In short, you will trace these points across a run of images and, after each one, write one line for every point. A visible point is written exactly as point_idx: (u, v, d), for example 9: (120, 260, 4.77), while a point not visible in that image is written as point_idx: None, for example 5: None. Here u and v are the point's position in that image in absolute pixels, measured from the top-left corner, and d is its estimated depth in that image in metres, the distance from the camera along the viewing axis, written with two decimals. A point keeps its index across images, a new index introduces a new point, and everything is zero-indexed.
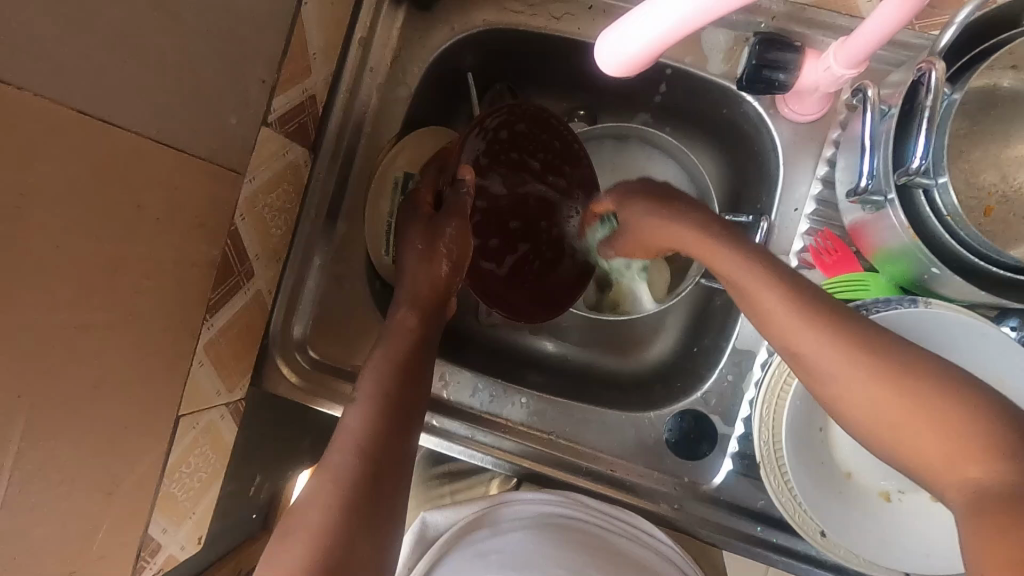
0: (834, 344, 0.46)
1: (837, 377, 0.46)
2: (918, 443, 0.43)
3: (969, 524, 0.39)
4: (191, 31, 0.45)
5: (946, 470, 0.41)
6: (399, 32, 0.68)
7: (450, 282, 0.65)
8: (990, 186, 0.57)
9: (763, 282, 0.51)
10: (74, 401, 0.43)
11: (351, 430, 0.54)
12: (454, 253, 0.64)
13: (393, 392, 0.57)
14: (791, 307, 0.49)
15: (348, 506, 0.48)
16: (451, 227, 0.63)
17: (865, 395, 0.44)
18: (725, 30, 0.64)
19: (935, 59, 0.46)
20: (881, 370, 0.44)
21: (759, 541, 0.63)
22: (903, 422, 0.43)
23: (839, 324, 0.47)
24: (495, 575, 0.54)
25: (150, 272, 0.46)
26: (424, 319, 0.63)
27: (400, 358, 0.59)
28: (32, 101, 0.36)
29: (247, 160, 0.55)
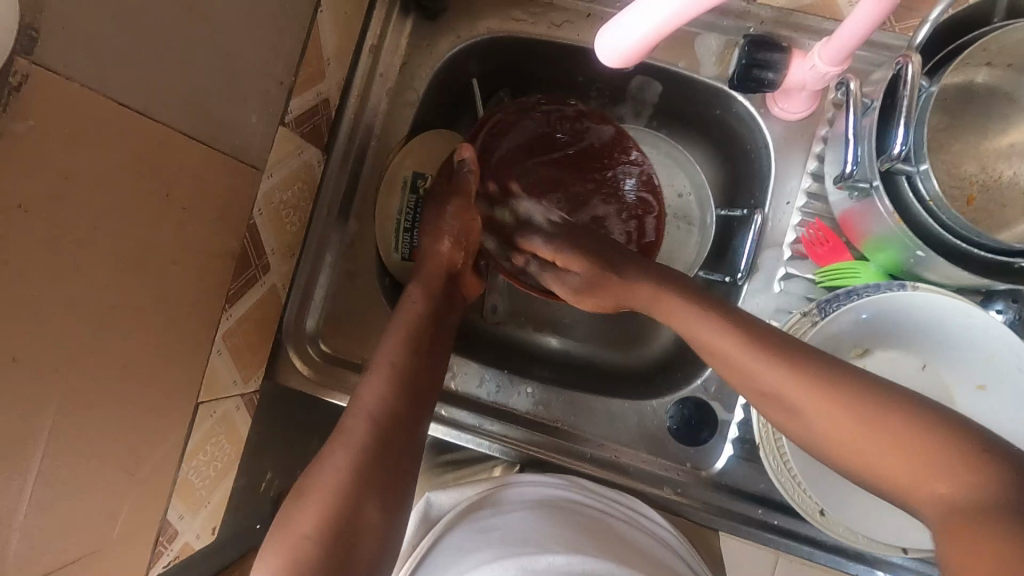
0: (782, 372, 0.50)
1: (791, 405, 0.50)
2: (881, 464, 0.45)
3: (944, 540, 0.40)
4: (216, 33, 0.49)
5: (909, 482, 0.43)
6: (407, 40, 0.72)
7: (460, 259, 0.69)
8: (971, 176, 0.60)
9: (709, 327, 0.56)
10: (104, 379, 0.45)
11: (366, 397, 0.57)
12: (458, 229, 0.69)
13: (400, 361, 0.59)
14: (740, 346, 0.53)
15: (357, 470, 0.51)
16: (453, 204, 0.68)
17: (828, 422, 0.47)
18: (717, 35, 0.68)
19: (912, 53, 0.49)
20: (827, 394, 0.48)
21: (760, 523, 0.65)
22: (862, 447, 0.46)
23: (791, 355, 0.51)
24: (497, 545, 0.54)
25: (176, 257, 0.49)
26: (435, 292, 0.66)
27: (410, 326, 0.62)
28: (80, 92, 0.39)
29: (266, 157, 0.58)
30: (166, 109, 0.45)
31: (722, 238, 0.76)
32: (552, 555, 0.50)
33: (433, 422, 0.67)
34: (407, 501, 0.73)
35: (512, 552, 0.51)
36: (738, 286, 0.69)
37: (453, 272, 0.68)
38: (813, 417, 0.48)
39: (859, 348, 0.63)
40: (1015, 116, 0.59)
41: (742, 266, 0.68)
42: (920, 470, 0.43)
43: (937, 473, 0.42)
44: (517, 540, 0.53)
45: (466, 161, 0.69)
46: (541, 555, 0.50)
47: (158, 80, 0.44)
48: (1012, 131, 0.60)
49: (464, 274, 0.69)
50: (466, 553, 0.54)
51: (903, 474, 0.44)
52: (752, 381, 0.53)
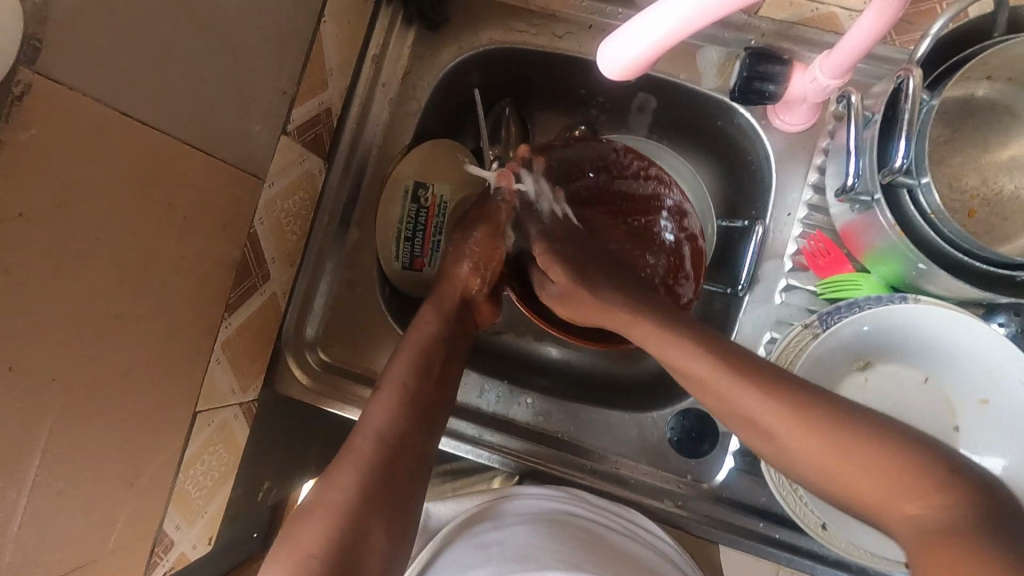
0: (770, 403, 0.49)
1: (773, 434, 0.49)
2: (850, 483, 0.45)
3: (912, 559, 0.41)
4: (219, 44, 0.49)
5: (885, 508, 0.43)
6: (409, 50, 0.73)
7: (477, 285, 0.67)
8: (972, 189, 0.60)
9: (688, 353, 0.55)
10: (102, 389, 0.45)
11: (374, 417, 0.56)
12: (478, 255, 0.67)
13: (411, 381, 0.59)
14: (719, 374, 0.52)
15: (366, 488, 0.51)
16: (479, 232, 0.67)
17: (805, 447, 0.47)
18: (717, 48, 0.68)
19: (913, 67, 0.49)
20: (801, 416, 0.48)
21: (762, 536, 0.65)
22: (844, 470, 0.45)
23: (772, 384, 0.50)
24: (504, 561, 0.53)
25: (176, 266, 0.49)
26: (449, 314, 0.65)
27: (423, 347, 0.62)
28: (82, 101, 0.39)
29: (268, 166, 0.58)
30: (170, 118, 0.45)
31: (722, 249, 0.76)
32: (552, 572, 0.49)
33: None
34: None
35: (512, 569, 0.51)
36: (739, 297, 0.69)
37: (467, 301, 0.67)
38: (793, 449, 0.48)
39: (861, 361, 0.63)
40: (1016, 130, 0.59)
41: (743, 277, 0.68)
42: (897, 491, 0.43)
43: (907, 492, 0.42)
44: (517, 556, 0.53)
45: (503, 188, 0.67)
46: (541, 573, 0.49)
47: (161, 90, 0.44)
48: (1013, 145, 0.60)
49: (478, 302, 0.68)
50: (464, 570, 0.53)
51: (882, 493, 0.44)
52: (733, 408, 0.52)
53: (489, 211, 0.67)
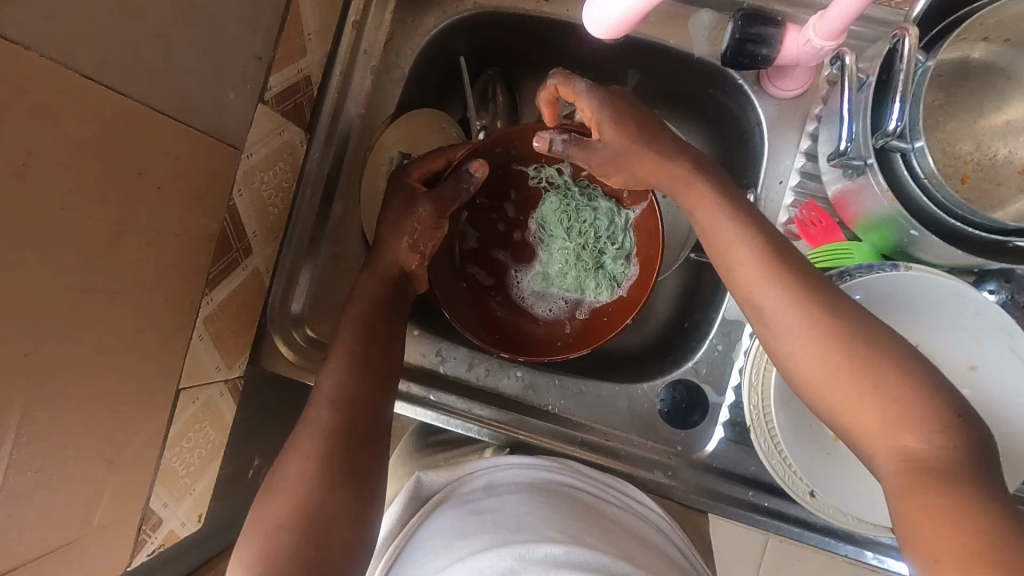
0: (797, 303, 0.48)
1: (795, 327, 0.48)
2: (856, 414, 0.46)
3: (901, 497, 0.42)
4: (188, 7, 0.47)
5: (881, 438, 0.44)
6: (391, 15, 0.69)
7: (415, 263, 0.64)
8: (966, 154, 0.59)
9: (738, 236, 0.52)
10: (80, 367, 0.44)
11: (327, 388, 0.55)
12: (417, 232, 0.63)
13: (361, 349, 0.58)
14: (763, 264, 0.50)
15: (326, 463, 0.50)
16: (425, 209, 0.63)
17: (818, 356, 0.47)
18: (709, 10, 0.67)
19: (909, 26, 0.48)
20: (835, 336, 0.47)
21: (750, 505, 0.65)
22: (845, 398, 0.46)
23: (804, 282, 0.49)
24: (488, 531, 0.52)
25: (152, 238, 0.47)
26: (390, 287, 0.63)
27: (362, 317, 0.60)
28: (41, 63, 0.37)
29: (245, 136, 0.56)
30: (134, 82, 0.43)
31: None
32: (548, 545, 0.49)
33: (420, 407, 0.67)
34: (394, 481, 0.72)
35: (507, 540, 0.50)
36: None
37: (405, 275, 0.64)
38: (805, 354, 0.48)
39: None
40: (1012, 93, 0.58)
41: None
42: (904, 423, 0.44)
43: (911, 425, 0.43)
44: (512, 525, 0.52)
45: (476, 178, 0.63)
46: (537, 546, 0.49)
47: (125, 54, 0.42)
48: (1010, 108, 0.58)
49: (416, 277, 0.65)
50: (457, 537, 0.53)
51: (888, 424, 0.44)
52: (756, 301, 0.50)
53: (443, 189, 0.63)
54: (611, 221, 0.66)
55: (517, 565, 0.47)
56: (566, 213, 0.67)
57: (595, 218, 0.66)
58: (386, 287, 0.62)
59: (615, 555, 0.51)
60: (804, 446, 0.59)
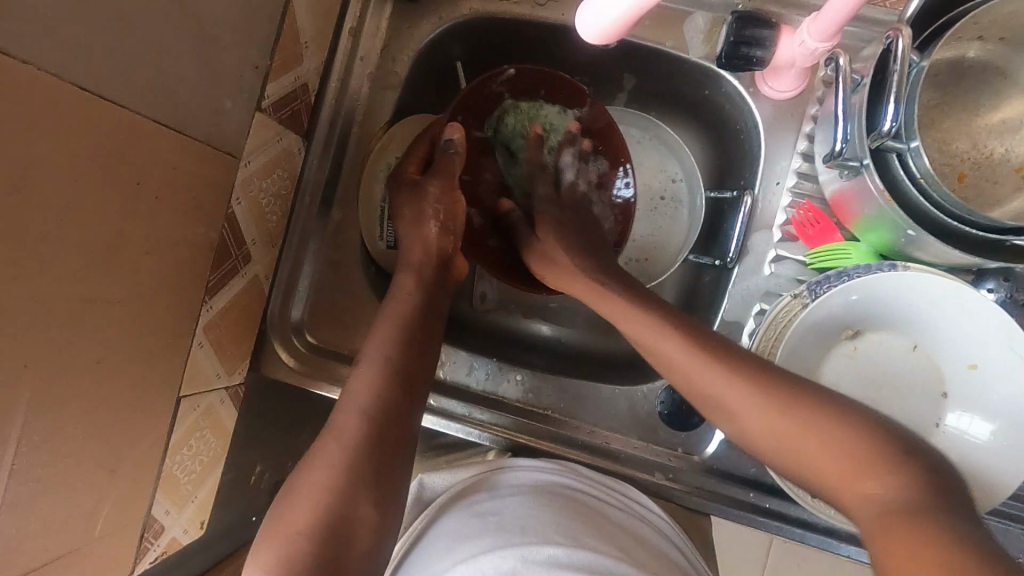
0: (742, 387, 0.52)
1: (745, 412, 0.52)
2: (815, 465, 0.47)
3: (872, 542, 0.42)
4: (185, 18, 0.47)
5: (842, 485, 0.46)
6: (387, 22, 0.70)
7: (449, 242, 0.67)
8: (962, 153, 0.59)
9: (657, 333, 0.57)
10: (80, 375, 0.44)
11: (356, 394, 0.55)
12: (441, 211, 0.67)
13: (393, 355, 0.58)
14: (686, 353, 0.55)
15: (351, 472, 0.50)
16: (435, 186, 0.67)
17: (779, 427, 0.50)
18: (703, 13, 0.67)
19: (903, 26, 0.48)
20: (780, 406, 0.50)
21: (752, 506, 0.65)
22: (801, 451, 0.48)
23: (739, 361, 0.53)
24: (490, 532, 0.53)
25: (152, 247, 0.48)
26: (429, 275, 0.65)
27: (405, 318, 0.61)
28: (39, 75, 0.37)
29: (243, 144, 0.56)
30: (132, 93, 0.44)
31: (712, 222, 0.75)
32: (551, 546, 0.50)
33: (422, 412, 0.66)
34: None
35: (510, 540, 0.51)
36: (728, 269, 0.68)
37: (446, 257, 0.67)
38: (765, 428, 0.50)
39: (850, 330, 0.62)
40: (1006, 91, 0.58)
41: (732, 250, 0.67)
42: (852, 468, 0.46)
43: (865, 471, 0.45)
44: (514, 526, 0.53)
45: (456, 141, 0.68)
46: (540, 547, 0.49)
47: (123, 65, 0.43)
48: (1005, 108, 0.59)
49: (456, 258, 0.68)
50: (460, 537, 0.53)
51: (839, 472, 0.46)
52: (701, 387, 0.54)
53: (444, 165, 0.67)
54: (566, 121, 0.73)
55: (519, 566, 0.48)
56: (524, 124, 0.73)
57: (547, 119, 0.73)
58: (430, 270, 0.65)
59: (618, 557, 0.51)
60: None
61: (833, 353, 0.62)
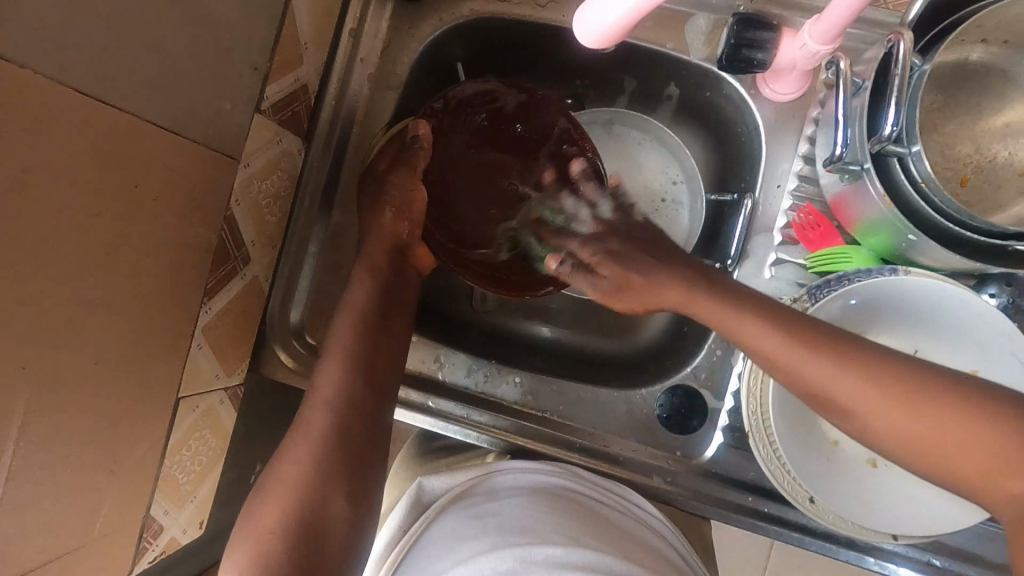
0: (862, 380, 0.48)
1: (863, 410, 0.49)
2: (953, 462, 0.46)
3: (1019, 541, 0.43)
4: (184, 21, 0.47)
5: (988, 484, 0.44)
6: (388, 23, 0.70)
7: (405, 230, 0.68)
8: (965, 157, 0.59)
9: (756, 327, 0.53)
10: (77, 378, 0.44)
11: (323, 396, 0.58)
12: (398, 201, 0.68)
13: (352, 346, 0.60)
14: (790, 348, 0.51)
15: (322, 471, 0.54)
16: (397, 176, 0.67)
17: (893, 424, 0.47)
18: (705, 15, 0.66)
19: (904, 30, 0.48)
20: (893, 397, 0.47)
21: (751, 510, 0.65)
22: (938, 447, 0.46)
23: (839, 351, 0.50)
24: (490, 534, 0.53)
25: (150, 250, 0.48)
26: (387, 265, 0.66)
27: (364, 306, 0.63)
28: (38, 80, 0.37)
29: (242, 146, 0.56)
30: (131, 96, 0.44)
31: (713, 225, 0.75)
32: (550, 547, 0.50)
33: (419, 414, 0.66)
34: (398, 487, 0.72)
35: (509, 543, 0.51)
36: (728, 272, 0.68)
37: (402, 245, 0.68)
38: (889, 424, 0.47)
39: (852, 334, 0.61)
40: (1011, 95, 0.57)
41: (732, 252, 0.67)
42: (1001, 466, 0.44)
43: (1020, 470, 0.43)
44: (514, 529, 0.53)
45: (420, 137, 0.67)
46: (540, 548, 0.50)
47: (122, 67, 0.43)
48: (1008, 111, 0.58)
49: (413, 246, 0.69)
50: (459, 541, 0.53)
51: (985, 471, 0.44)
52: (794, 372, 0.51)
53: (404, 159, 0.68)
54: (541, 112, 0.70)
55: (518, 565, 0.48)
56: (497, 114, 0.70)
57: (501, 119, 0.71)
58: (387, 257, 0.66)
59: (617, 557, 0.51)
60: (801, 449, 0.60)
61: None
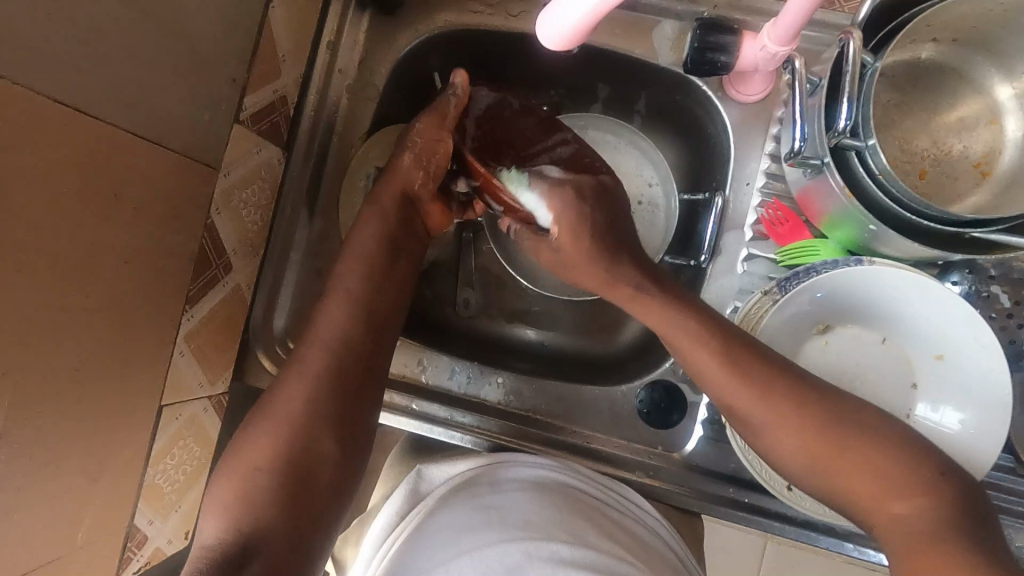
0: (774, 404, 0.55)
1: (777, 432, 0.55)
2: (845, 481, 0.53)
3: (900, 561, 0.48)
4: (160, 34, 0.48)
5: (875, 504, 0.51)
6: (365, 36, 0.72)
7: (421, 181, 0.64)
8: (923, 151, 0.61)
9: (674, 317, 0.59)
10: (59, 385, 0.45)
11: (309, 371, 0.56)
12: (421, 147, 0.64)
13: (355, 286, 0.60)
14: (703, 345, 0.58)
15: (295, 440, 0.52)
16: (421, 121, 0.64)
17: (800, 441, 0.54)
18: (671, 22, 0.69)
19: (853, 29, 0.50)
20: (809, 421, 0.54)
21: (732, 501, 0.66)
22: (839, 467, 0.52)
23: (762, 370, 0.56)
24: (496, 527, 0.53)
25: (131, 258, 0.49)
26: (394, 218, 0.64)
27: (372, 253, 0.62)
28: (16, 91, 0.38)
29: (221, 155, 0.58)
30: (110, 108, 0.45)
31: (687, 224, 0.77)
32: (557, 544, 0.50)
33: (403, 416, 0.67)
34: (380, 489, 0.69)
35: (515, 537, 0.51)
36: (703, 268, 0.70)
37: (411, 197, 0.65)
38: (793, 445, 0.54)
39: (820, 325, 0.63)
40: (962, 91, 0.60)
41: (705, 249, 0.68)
42: (880, 493, 0.51)
43: (897, 493, 0.50)
44: (519, 523, 0.53)
45: (457, 85, 0.64)
46: (546, 545, 0.50)
47: (99, 79, 0.44)
48: (961, 106, 0.61)
49: (421, 198, 0.65)
50: (465, 529, 0.53)
51: (873, 494, 0.51)
52: (713, 387, 0.57)
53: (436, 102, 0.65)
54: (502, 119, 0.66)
55: (525, 561, 0.48)
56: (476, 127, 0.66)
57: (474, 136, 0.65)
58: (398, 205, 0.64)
59: (616, 556, 0.52)
60: None
61: (806, 348, 0.63)
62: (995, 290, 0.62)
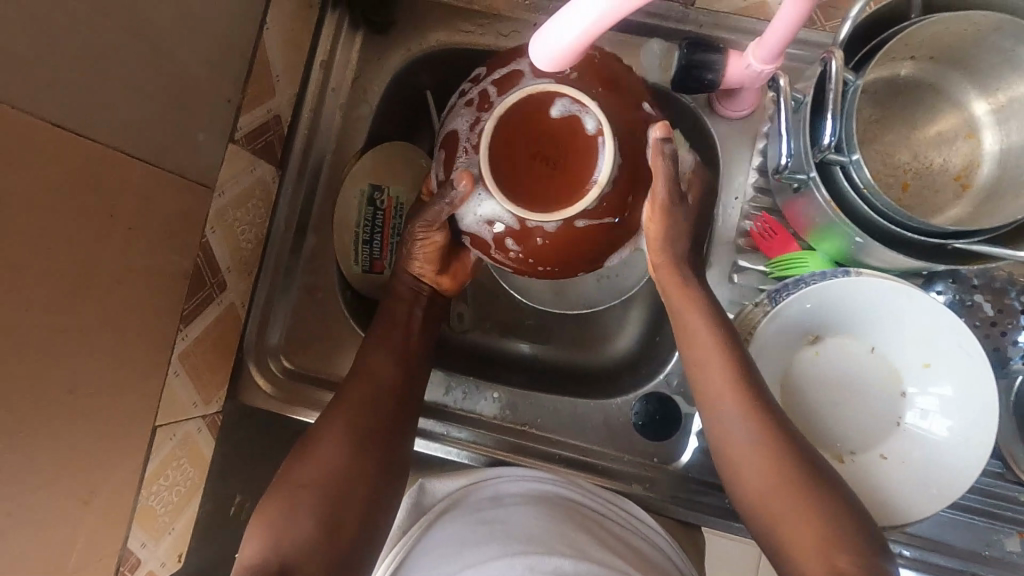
0: (754, 425, 0.54)
1: (752, 451, 0.54)
2: (788, 522, 0.51)
3: None
4: (155, 57, 0.49)
5: (813, 556, 0.50)
6: (357, 55, 0.72)
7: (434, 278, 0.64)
8: (905, 164, 0.63)
9: (697, 317, 0.58)
10: (53, 405, 0.44)
11: (342, 422, 0.56)
12: (428, 257, 0.62)
13: (390, 372, 0.60)
14: (716, 348, 0.57)
15: (326, 496, 0.52)
16: (417, 242, 0.60)
17: (763, 469, 0.53)
18: (659, 40, 0.70)
19: (834, 49, 0.52)
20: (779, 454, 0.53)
21: (727, 511, 0.67)
22: (792, 506, 0.52)
23: (758, 390, 0.55)
24: (498, 541, 0.53)
25: (126, 278, 0.49)
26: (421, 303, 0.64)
27: (398, 338, 0.62)
28: (13, 114, 0.39)
29: (216, 174, 0.58)
30: (106, 129, 0.45)
31: None
32: (559, 559, 0.50)
33: None
34: None
35: (517, 550, 0.51)
36: None
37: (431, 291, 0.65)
38: (761, 472, 0.53)
39: (810, 336, 0.64)
40: (941, 107, 0.62)
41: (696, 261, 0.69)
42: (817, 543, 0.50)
43: (840, 543, 0.49)
44: (519, 536, 0.53)
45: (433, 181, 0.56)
46: (548, 559, 0.49)
47: (95, 101, 0.44)
48: (940, 121, 0.63)
49: (441, 287, 0.65)
50: (467, 544, 0.53)
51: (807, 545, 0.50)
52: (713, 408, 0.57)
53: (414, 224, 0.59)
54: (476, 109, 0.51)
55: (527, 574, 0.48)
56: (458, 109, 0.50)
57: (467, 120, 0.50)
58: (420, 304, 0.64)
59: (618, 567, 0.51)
60: None
61: (797, 359, 0.65)
62: (978, 298, 0.64)
